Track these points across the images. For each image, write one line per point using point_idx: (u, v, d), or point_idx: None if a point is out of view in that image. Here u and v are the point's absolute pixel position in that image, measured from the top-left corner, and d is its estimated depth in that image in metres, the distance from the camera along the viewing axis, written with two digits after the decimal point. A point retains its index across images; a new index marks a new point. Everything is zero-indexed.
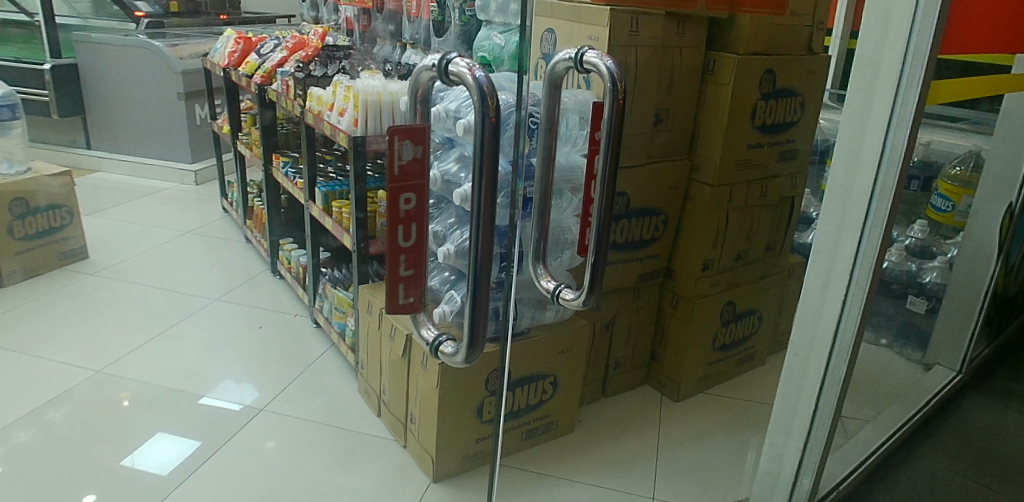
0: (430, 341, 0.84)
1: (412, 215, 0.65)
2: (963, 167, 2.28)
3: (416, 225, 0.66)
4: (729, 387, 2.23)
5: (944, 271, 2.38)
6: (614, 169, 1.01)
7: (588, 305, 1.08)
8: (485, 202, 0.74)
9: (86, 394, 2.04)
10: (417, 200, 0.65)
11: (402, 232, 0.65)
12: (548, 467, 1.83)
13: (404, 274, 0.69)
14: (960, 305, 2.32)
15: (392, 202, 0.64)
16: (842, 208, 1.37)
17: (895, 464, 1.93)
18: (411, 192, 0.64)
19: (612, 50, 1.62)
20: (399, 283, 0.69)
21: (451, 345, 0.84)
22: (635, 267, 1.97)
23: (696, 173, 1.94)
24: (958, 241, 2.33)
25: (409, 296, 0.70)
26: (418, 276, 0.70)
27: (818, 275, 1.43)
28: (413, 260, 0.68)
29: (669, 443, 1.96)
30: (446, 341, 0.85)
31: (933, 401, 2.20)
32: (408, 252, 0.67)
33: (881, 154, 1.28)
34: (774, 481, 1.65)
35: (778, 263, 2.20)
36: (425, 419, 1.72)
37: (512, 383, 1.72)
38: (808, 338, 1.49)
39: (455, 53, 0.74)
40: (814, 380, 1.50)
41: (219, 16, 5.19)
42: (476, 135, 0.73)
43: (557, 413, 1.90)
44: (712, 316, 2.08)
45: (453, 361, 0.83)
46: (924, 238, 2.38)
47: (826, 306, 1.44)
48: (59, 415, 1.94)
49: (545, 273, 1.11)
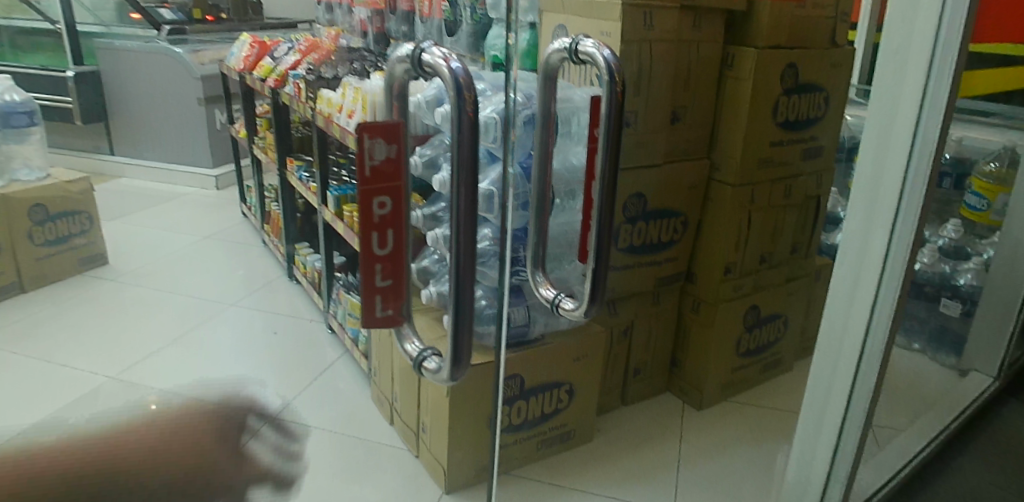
0: (414, 356, 0.79)
1: (387, 220, 0.61)
2: (997, 165, 2.17)
3: (392, 232, 0.62)
4: (754, 395, 2.15)
5: (980, 273, 2.26)
6: (614, 169, 0.95)
7: (590, 316, 1.02)
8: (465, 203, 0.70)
9: (112, 392, 1.98)
10: (392, 204, 0.61)
11: (376, 239, 0.61)
12: (564, 478, 1.77)
13: (381, 285, 0.65)
14: (996, 307, 2.20)
15: (365, 207, 0.60)
16: (869, 208, 1.29)
17: (931, 476, 1.84)
18: (385, 195, 0.60)
19: (623, 46, 1.56)
20: (376, 296, 0.65)
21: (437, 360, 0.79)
22: (654, 270, 1.90)
23: (716, 172, 1.87)
24: (994, 241, 2.22)
25: (387, 308, 0.67)
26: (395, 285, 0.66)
27: (846, 279, 1.36)
28: (389, 269, 0.64)
29: (690, 453, 1.89)
30: (430, 356, 0.81)
31: (971, 408, 2.10)
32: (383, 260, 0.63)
33: (911, 151, 1.21)
34: (803, 494, 1.57)
35: (805, 265, 2.13)
36: (437, 429, 1.68)
37: (525, 391, 1.68)
38: (835, 344, 1.41)
39: (429, 42, 0.71)
40: (841, 389, 1.42)
41: (207, 18, 4.93)
42: (453, 132, 0.69)
43: (574, 422, 1.85)
44: (735, 320, 2.00)
45: (437, 377, 0.79)
46: (958, 238, 2.29)
47: (854, 312, 1.36)
48: (84, 414, 1.88)
49: (545, 281, 1.06)
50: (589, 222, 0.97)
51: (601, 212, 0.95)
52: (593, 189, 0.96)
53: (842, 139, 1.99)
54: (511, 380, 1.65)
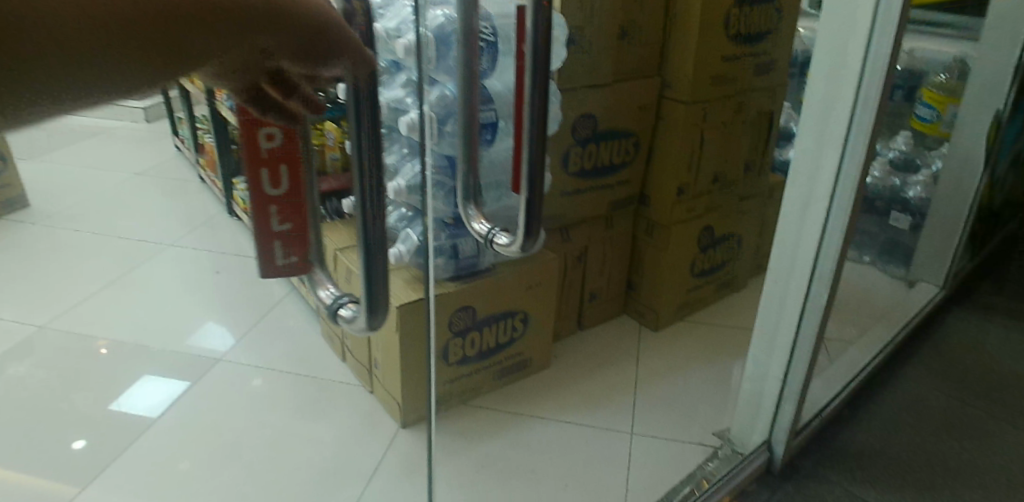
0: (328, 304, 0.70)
1: (278, 152, 0.51)
2: (950, 76, 2.12)
3: (287, 166, 0.53)
4: (710, 313, 2.17)
5: (929, 185, 2.28)
6: (546, 88, 0.87)
7: (524, 249, 1.00)
8: (367, 137, 0.62)
9: (50, 348, 1.97)
10: (280, 130, 0.51)
11: (269, 175, 0.52)
12: (522, 407, 1.77)
13: (280, 229, 0.55)
14: (944, 219, 2.27)
15: (246, 133, 0.48)
16: (821, 125, 1.25)
17: (877, 388, 1.89)
18: (270, 119, 0.50)
19: None
20: (275, 242, 0.56)
21: (354, 307, 0.72)
22: (606, 194, 1.85)
23: (667, 90, 1.80)
24: (943, 153, 2.23)
25: (291, 256, 0.58)
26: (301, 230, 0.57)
27: (797, 197, 1.33)
28: (288, 213, 0.54)
29: (648, 375, 1.89)
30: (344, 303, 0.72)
31: (916, 319, 2.16)
32: (281, 202, 0.54)
33: (864, 64, 1.16)
34: (756, 413, 1.60)
35: (759, 183, 2.11)
36: (389, 364, 1.64)
37: (477, 321, 1.65)
38: (788, 263, 1.39)
39: None
40: (792, 308, 1.42)
41: None
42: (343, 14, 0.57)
43: (530, 350, 1.83)
44: (689, 242, 1.99)
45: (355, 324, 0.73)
46: (909, 152, 2.20)
47: (806, 229, 1.34)
48: (23, 367, 1.88)
49: (477, 214, 1.07)
50: (521, 144, 0.91)
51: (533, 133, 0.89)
52: (524, 109, 0.89)
53: (795, 53, 1.93)
54: (462, 311, 1.60)
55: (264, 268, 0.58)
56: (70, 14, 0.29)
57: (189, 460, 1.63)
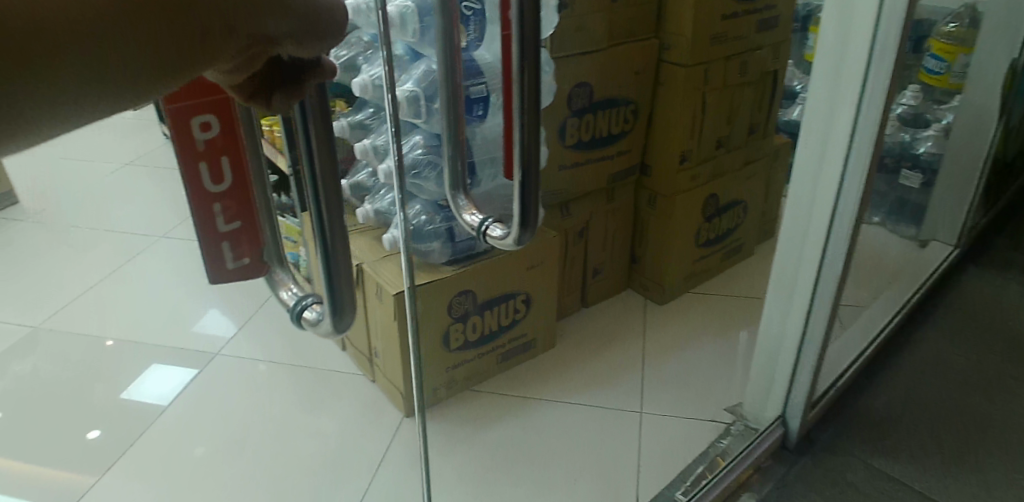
0: (292, 306, 0.68)
1: (217, 145, 0.57)
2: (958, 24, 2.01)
3: (226, 159, 0.58)
4: (718, 283, 2.11)
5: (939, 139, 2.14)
6: (539, 60, 0.78)
7: (522, 243, 0.91)
8: (321, 165, 0.58)
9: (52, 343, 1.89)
10: (218, 127, 0.56)
11: (209, 171, 0.58)
12: (528, 389, 1.72)
13: (225, 229, 0.61)
14: (960, 171, 2.20)
15: (183, 132, 0.55)
16: (834, 82, 1.17)
17: (893, 354, 1.85)
18: (207, 115, 0.55)
19: None
20: (223, 242, 0.62)
21: (318, 310, 0.67)
22: (606, 165, 1.78)
23: (666, 52, 1.71)
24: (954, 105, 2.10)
25: (241, 256, 0.64)
26: (249, 228, 0.63)
27: (809, 160, 1.26)
28: (234, 210, 0.60)
29: (656, 350, 1.84)
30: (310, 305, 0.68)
31: (931, 280, 2.10)
32: (222, 198, 0.60)
33: (879, 14, 1.08)
34: (769, 385, 1.54)
35: (764, 146, 2.03)
36: (389, 353, 1.59)
37: (479, 304, 1.60)
38: (801, 230, 1.33)
39: None
40: (807, 279, 1.36)
41: None
42: None
43: (535, 331, 1.78)
44: (695, 211, 1.92)
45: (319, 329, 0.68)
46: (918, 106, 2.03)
47: (820, 194, 1.27)
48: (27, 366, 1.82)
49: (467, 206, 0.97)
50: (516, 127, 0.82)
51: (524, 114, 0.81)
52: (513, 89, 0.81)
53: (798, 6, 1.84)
54: (462, 296, 1.55)
55: (216, 273, 0.63)
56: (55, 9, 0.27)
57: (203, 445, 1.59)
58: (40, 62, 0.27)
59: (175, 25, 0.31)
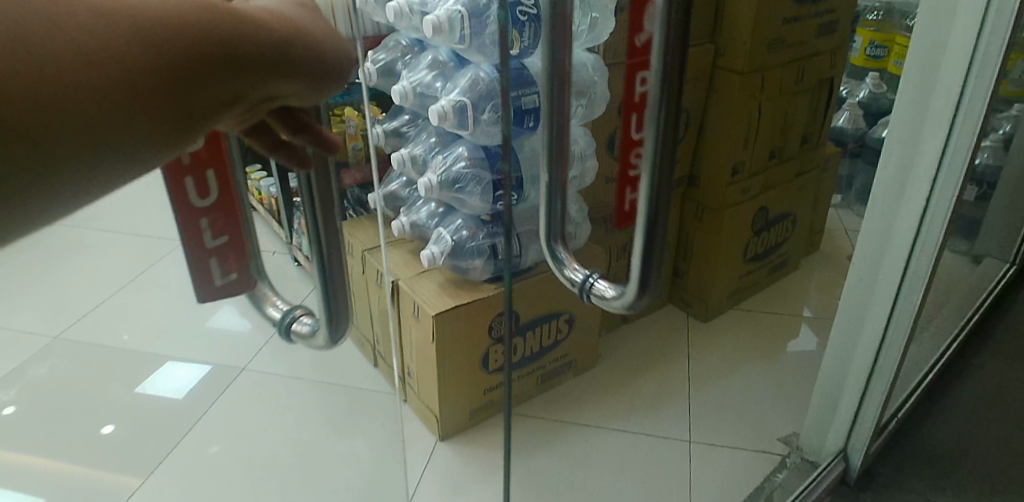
0: (283, 319, 0.66)
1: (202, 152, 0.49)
2: None
3: (212, 169, 0.51)
4: (763, 300, 2.02)
5: None
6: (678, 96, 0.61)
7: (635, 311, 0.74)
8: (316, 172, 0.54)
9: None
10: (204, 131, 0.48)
11: (193, 180, 0.50)
12: (569, 413, 1.63)
13: (211, 247, 0.53)
14: (1016, 187, 2.11)
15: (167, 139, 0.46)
16: (921, 101, 1.08)
17: (951, 379, 1.75)
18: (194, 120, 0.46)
19: None
20: (210, 262, 0.53)
21: (308, 322, 0.66)
22: None
23: (720, 58, 1.63)
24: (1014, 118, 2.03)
25: (229, 274, 0.56)
26: (236, 246, 0.55)
27: (890, 182, 1.15)
28: (220, 223, 0.52)
29: (702, 372, 1.76)
30: (301, 316, 0.66)
31: (986, 300, 2.00)
32: (210, 212, 0.52)
33: (981, 29, 0.99)
34: (831, 418, 1.45)
35: (815, 159, 1.96)
36: (423, 376, 1.50)
37: (521, 325, 1.52)
38: (874, 258, 1.23)
39: None
40: (880, 308, 1.26)
41: None
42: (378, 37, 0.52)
43: (575, 351, 1.69)
44: (744, 225, 1.84)
45: (314, 341, 0.66)
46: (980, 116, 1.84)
47: (900, 220, 1.17)
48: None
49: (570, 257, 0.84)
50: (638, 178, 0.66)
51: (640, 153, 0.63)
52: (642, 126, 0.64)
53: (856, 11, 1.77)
54: (503, 317, 1.47)
55: (202, 291, 0.56)
56: (88, 104, 0.26)
57: (218, 443, 1.52)
58: (55, 153, 0.26)
59: (184, 100, 0.30)
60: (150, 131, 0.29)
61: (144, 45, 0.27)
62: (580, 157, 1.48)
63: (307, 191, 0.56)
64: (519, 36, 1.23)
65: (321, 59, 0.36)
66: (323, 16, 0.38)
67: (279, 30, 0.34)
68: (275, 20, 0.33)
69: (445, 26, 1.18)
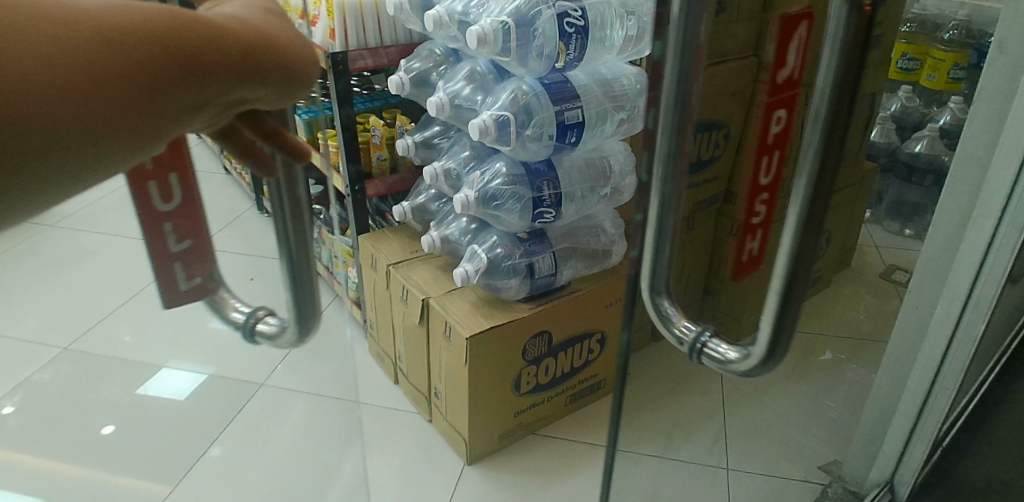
0: (246, 320, 0.72)
1: (167, 168, 0.53)
2: None
3: (175, 177, 0.55)
4: None
5: None
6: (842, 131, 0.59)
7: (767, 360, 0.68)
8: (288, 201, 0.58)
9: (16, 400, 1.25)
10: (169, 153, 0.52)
11: (161, 193, 0.54)
12: (599, 435, 1.58)
13: (177, 250, 0.58)
14: None
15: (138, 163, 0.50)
16: (994, 125, 1.02)
17: (994, 404, 1.70)
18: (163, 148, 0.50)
19: None
20: (176, 264, 0.59)
21: (272, 322, 0.71)
22: (692, 194, 1.70)
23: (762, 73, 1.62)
24: None
25: (193, 276, 0.62)
26: (197, 248, 0.60)
27: (956, 210, 1.10)
28: (184, 229, 0.58)
29: None
30: (266, 315, 0.72)
31: None
32: (173, 218, 0.56)
33: None
34: (878, 447, 1.39)
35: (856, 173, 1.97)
36: (452, 397, 1.44)
37: (554, 346, 1.45)
38: (934, 284, 1.17)
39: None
40: (938, 337, 1.20)
41: None
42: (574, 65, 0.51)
43: (606, 371, 1.64)
44: None
45: (279, 338, 0.72)
46: None
47: (964, 248, 1.11)
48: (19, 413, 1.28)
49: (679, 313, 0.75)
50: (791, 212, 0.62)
51: (663, 167, 0.61)
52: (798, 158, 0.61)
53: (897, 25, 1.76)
54: (538, 339, 1.41)
55: (170, 292, 0.63)
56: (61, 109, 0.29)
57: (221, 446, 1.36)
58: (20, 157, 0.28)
59: (143, 104, 0.32)
60: (118, 136, 0.31)
61: (106, 45, 0.30)
62: (622, 174, 1.40)
63: (279, 220, 0.60)
64: (565, 48, 1.17)
65: (286, 64, 0.39)
66: (284, 23, 0.41)
67: (243, 34, 0.36)
68: (238, 29, 0.36)
69: (491, 37, 1.12)
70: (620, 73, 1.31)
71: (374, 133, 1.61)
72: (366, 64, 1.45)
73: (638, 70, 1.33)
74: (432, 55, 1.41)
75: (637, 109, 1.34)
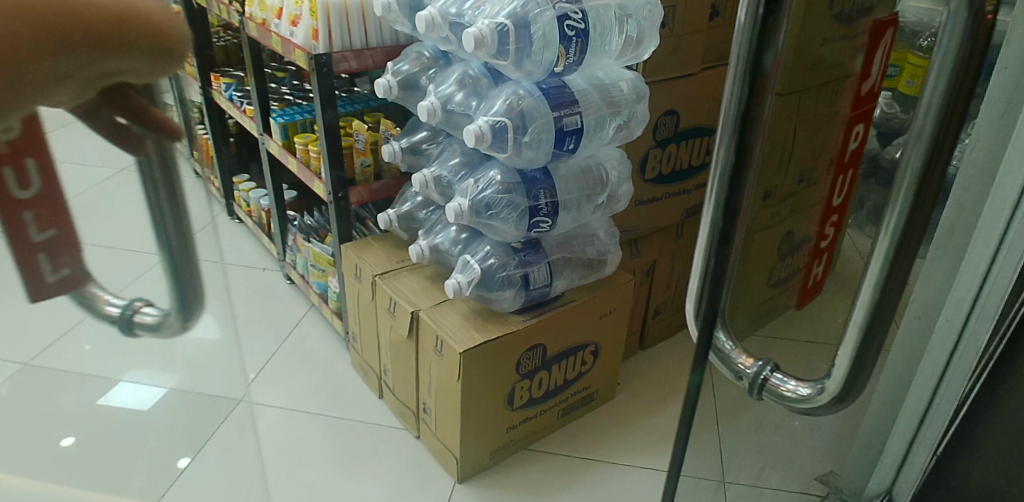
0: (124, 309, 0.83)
1: (23, 156, 0.56)
2: None
3: (31, 161, 0.57)
4: None
5: None
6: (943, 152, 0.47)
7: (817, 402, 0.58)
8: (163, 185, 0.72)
9: None
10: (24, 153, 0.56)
11: (16, 181, 0.57)
12: (593, 449, 1.54)
13: (39, 239, 0.61)
14: None
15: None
16: None
17: None
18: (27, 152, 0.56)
19: None
20: (34, 252, 0.61)
21: (151, 311, 0.83)
22: (681, 200, 1.62)
23: None
24: None
25: (62, 268, 0.67)
26: (62, 234, 0.63)
27: None
28: (43, 218, 0.61)
29: None
30: (143, 305, 0.84)
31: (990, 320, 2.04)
32: (31, 205, 0.59)
33: None
34: None
35: None
36: (442, 414, 1.38)
37: (547, 360, 1.41)
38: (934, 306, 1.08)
39: None
40: None
41: None
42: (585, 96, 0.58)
43: (598, 382, 1.59)
44: None
45: (162, 324, 0.83)
46: None
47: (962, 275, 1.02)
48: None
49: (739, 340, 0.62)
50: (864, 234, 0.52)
51: (728, 159, 0.46)
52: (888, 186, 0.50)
53: None
54: (531, 352, 1.36)
55: (36, 288, 0.66)
56: None
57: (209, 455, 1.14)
58: None
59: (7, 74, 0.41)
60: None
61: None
62: (618, 182, 1.36)
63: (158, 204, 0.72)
64: (565, 52, 1.12)
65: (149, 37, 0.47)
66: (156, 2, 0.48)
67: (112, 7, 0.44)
68: (104, 3, 0.44)
69: (488, 40, 1.08)
70: (618, 77, 1.27)
71: (357, 137, 1.55)
72: (350, 66, 1.40)
73: (636, 75, 1.29)
74: (420, 57, 1.36)
75: (635, 115, 1.30)
